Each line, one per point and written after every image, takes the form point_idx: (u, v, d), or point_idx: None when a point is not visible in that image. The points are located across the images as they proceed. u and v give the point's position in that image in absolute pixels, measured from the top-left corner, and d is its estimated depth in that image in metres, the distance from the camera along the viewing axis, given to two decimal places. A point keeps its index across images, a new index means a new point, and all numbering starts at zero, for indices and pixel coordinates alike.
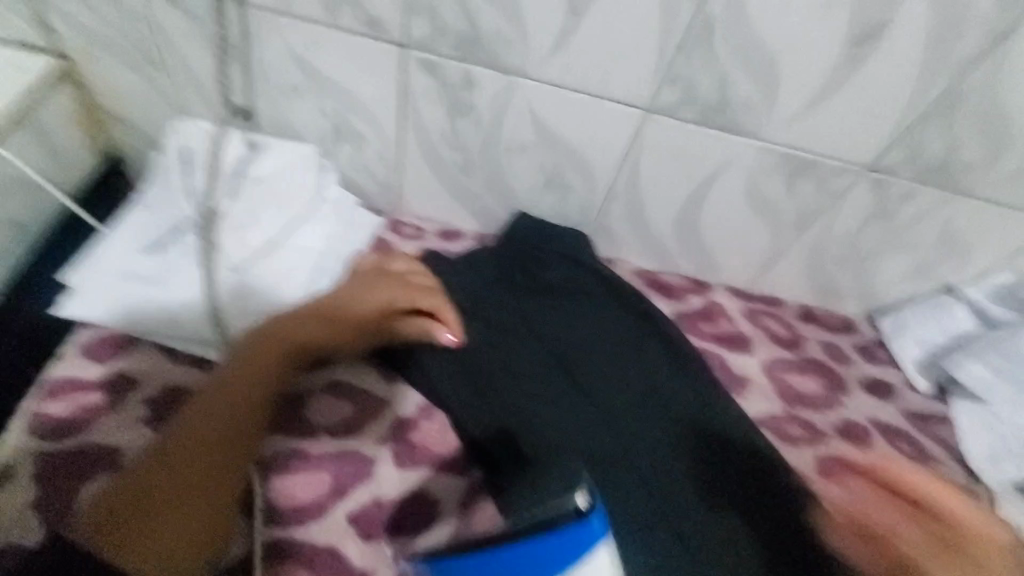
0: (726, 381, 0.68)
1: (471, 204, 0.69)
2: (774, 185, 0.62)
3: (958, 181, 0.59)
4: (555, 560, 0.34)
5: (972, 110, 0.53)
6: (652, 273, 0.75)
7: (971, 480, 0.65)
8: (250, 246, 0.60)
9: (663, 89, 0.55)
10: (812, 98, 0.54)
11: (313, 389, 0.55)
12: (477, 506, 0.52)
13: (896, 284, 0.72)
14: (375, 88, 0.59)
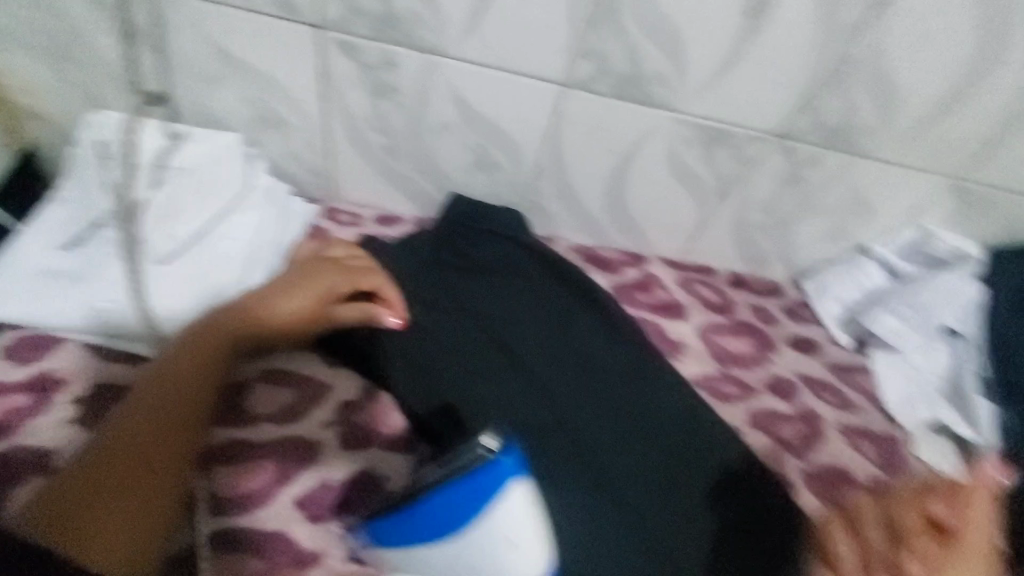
0: (662, 346, 0.71)
1: (407, 187, 0.69)
2: (693, 154, 0.65)
3: (857, 145, 0.64)
4: (471, 500, 0.38)
5: (863, 75, 0.57)
6: (589, 248, 0.77)
7: (891, 423, 0.71)
8: (176, 237, 0.59)
9: (577, 63, 0.57)
10: (718, 68, 0.56)
11: (251, 380, 0.55)
12: None
13: (814, 247, 0.77)
14: (296, 73, 0.59)
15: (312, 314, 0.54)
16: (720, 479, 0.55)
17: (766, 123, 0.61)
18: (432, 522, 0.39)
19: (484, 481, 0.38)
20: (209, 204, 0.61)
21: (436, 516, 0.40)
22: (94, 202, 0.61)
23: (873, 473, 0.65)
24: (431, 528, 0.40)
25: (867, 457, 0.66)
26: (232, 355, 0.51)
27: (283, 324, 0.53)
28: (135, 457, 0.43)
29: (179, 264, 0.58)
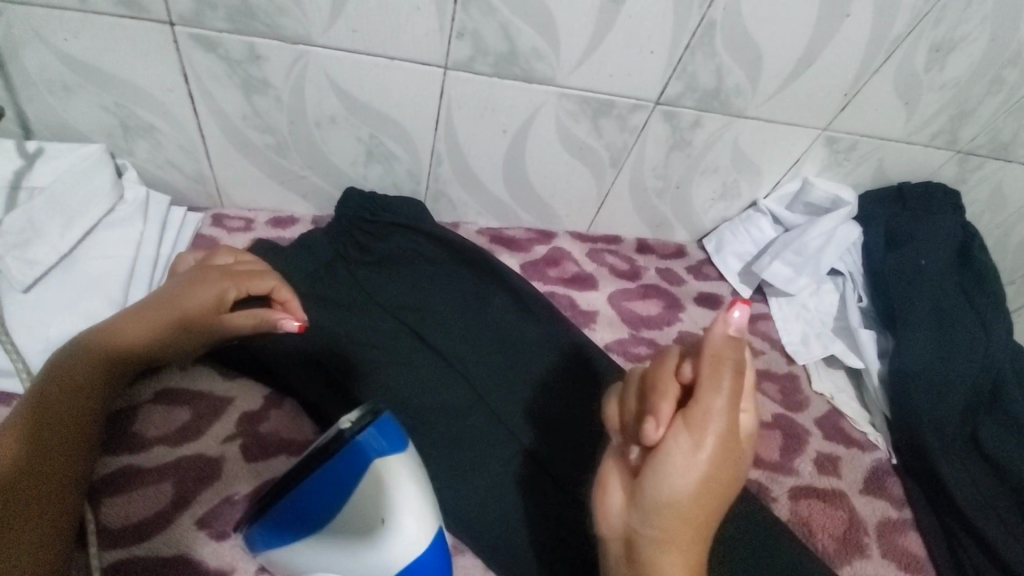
0: (575, 317, 0.73)
1: (300, 186, 0.68)
2: (583, 127, 0.67)
3: (732, 106, 0.67)
4: (338, 477, 0.38)
5: (727, 38, 0.60)
6: (496, 229, 0.78)
7: (789, 362, 0.76)
8: (38, 262, 0.54)
9: (453, 45, 0.56)
10: (592, 40, 0.57)
11: (142, 403, 0.53)
12: None
13: (710, 207, 0.81)
14: (155, 76, 0.55)
15: (202, 324, 0.52)
16: None
17: (645, 91, 0.64)
18: (307, 510, 0.40)
19: (350, 453, 0.38)
20: (72, 223, 0.57)
21: (314, 502, 0.39)
22: None
23: (775, 411, 0.70)
24: (309, 519, 0.40)
25: (768, 396, 0.71)
26: (114, 375, 0.48)
27: (171, 338, 0.50)
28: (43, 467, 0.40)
29: (40, 292, 0.54)
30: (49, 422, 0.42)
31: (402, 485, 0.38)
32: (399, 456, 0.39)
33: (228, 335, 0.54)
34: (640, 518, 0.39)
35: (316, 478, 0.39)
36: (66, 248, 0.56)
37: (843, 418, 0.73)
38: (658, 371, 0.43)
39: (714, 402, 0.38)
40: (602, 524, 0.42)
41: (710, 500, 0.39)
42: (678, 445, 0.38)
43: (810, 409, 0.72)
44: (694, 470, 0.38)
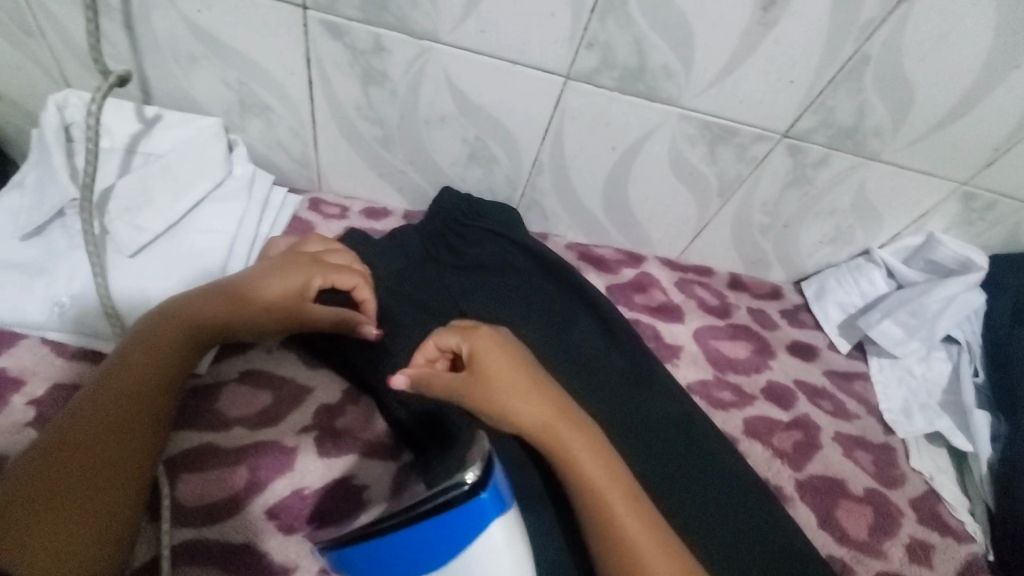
0: (658, 349, 0.69)
1: (397, 180, 0.67)
2: (698, 153, 0.62)
3: (867, 147, 0.61)
4: (457, 534, 0.35)
5: (879, 74, 0.54)
6: (585, 246, 0.75)
7: (886, 431, 0.70)
8: (147, 230, 0.55)
9: (580, 54, 0.53)
10: (728, 63, 0.53)
11: (226, 381, 0.53)
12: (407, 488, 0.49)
13: (816, 250, 0.76)
14: (279, 57, 0.54)
15: (282, 311, 0.52)
16: (705, 480, 0.56)
17: (774, 122, 0.59)
18: (414, 555, 0.37)
19: (467, 511, 0.35)
20: (183, 194, 0.58)
21: (413, 547, 0.37)
22: (48, 181, 0.54)
23: (868, 484, 0.64)
24: (415, 562, 0.37)
25: (860, 466, 0.65)
26: (192, 347, 0.48)
27: (250, 316, 0.50)
28: (91, 454, 0.40)
29: (146, 258, 0.55)
30: (110, 408, 0.43)
31: (516, 552, 0.36)
32: (511, 517, 0.36)
33: (306, 327, 0.53)
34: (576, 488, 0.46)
35: (428, 526, 0.36)
36: (174, 217, 0.57)
37: (941, 503, 0.65)
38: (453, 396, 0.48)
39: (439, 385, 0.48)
40: None
41: (565, 430, 0.45)
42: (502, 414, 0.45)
43: (906, 487, 0.65)
44: (523, 422, 0.45)
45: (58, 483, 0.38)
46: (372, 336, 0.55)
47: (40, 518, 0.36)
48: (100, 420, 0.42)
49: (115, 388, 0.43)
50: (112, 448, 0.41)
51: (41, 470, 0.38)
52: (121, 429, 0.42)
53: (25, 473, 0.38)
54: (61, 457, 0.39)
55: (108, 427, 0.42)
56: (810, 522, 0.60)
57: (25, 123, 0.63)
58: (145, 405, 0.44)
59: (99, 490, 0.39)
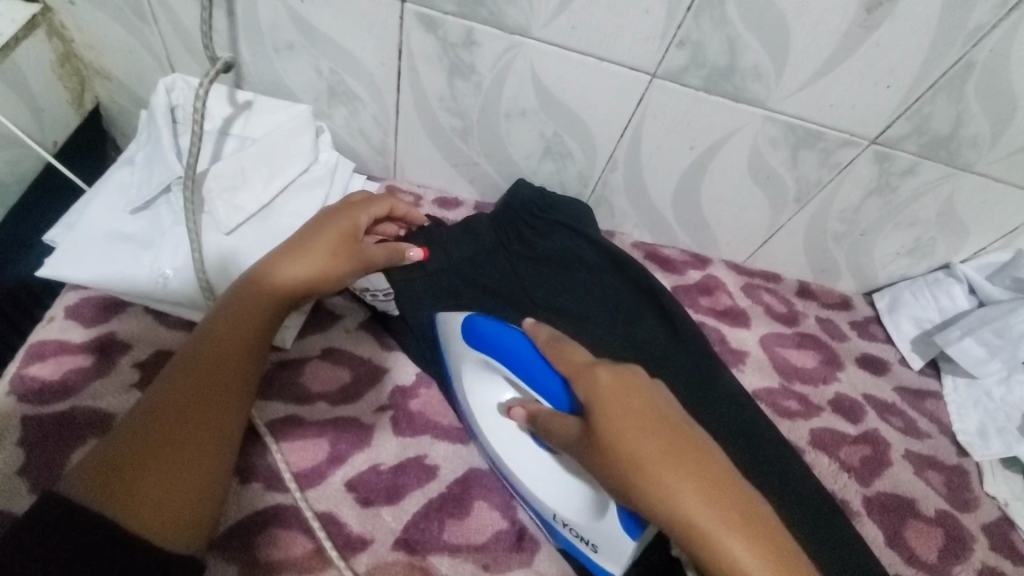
0: (723, 353, 0.69)
1: (471, 171, 0.68)
2: (779, 155, 0.61)
3: (961, 158, 0.59)
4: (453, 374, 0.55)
5: (982, 84, 0.52)
6: (652, 246, 0.75)
7: (959, 453, 0.67)
8: (241, 210, 0.59)
9: (670, 52, 0.53)
10: (821, 66, 0.52)
11: (308, 357, 0.56)
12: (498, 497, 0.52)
13: (891, 262, 0.73)
14: (372, 48, 0.56)
15: (342, 251, 0.52)
16: (777, 488, 0.55)
17: (864, 127, 0.57)
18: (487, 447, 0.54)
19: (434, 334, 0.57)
20: (273, 176, 0.61)
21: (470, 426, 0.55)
22: (156, 161, 0.58)
23: (940, 506, 0.62)
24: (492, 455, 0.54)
25: (931, 487, 0.63)
26: (277, 312, 0.49)
27: (317, 267, 0.50)
28: (176, 437, 0.42)
29: (240, 236, 0.59)
30: (195, 391, 0.44)
31: (456, 338, 0.54)
32: (449, 320, 0.55)
33: (366, 268, 0.55)
34: (629, 403, 0.43)
35: (461, 370, 0.54)
36: (266, 198, 0.60)
37: (1014, 531, 0.62)
38: (665, 455, 0.41)
39: (673, 478, 0.40)
40: (620, 387, 0.44)
41: (622, 417, 0.42)
42: (594, 469, 0.43)
43: (980, 511, 0.63)
44: (653, 457, 0.41)
45: (149, 464, 0.40)
46: (421, 258, 0.58)
47: (142, 473, 0.39)
48: (182, 401, 0.43)
49: (204, 352, 0.45)
50: (204, 411, 0.43)
51: (143, 429, 0.41)
52: (213, 393, 0.44)
53: (117, 454, 0.40)
54: (160, 418, 0.42)
55: (191, 409, 0.43)
56: (877, 539, 0.58)
57: (129, 104, 0.67)
58: (225, 389, 0.45)
59: (183, 476, 0.41)
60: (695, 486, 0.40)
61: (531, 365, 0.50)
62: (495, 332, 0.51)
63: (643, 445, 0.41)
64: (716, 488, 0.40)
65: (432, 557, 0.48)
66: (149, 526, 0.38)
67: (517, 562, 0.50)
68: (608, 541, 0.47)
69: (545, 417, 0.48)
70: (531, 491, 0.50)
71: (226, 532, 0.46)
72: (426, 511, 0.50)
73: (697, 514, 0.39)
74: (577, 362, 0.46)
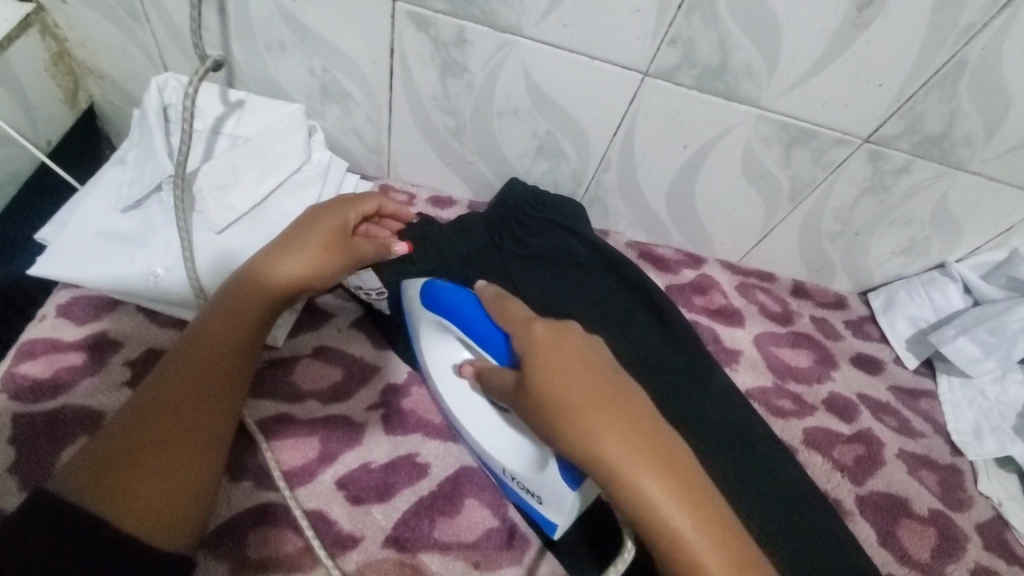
0: (717, 352, 0.69)
1: (464, 170, 0.68)
2: (772, 154, 0.61)
3: (954, 156, 0.58)
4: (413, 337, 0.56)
5: (975, 82, 0.52)
6: (646, 245, 0.75)
7: (953, 453, 0.67)
8: (233, 208, 0.59)
9: (662, 51, 0.53)
10: (813, 64, 0.52)
11: (299, 355, 0.56)
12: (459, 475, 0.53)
13: (886, 261, 0.73)
14: (364, 47, 0.56)
15: (333, 247, 0.52)
16: (768, 487, 0.55)
17: (857, 126, 0.57)
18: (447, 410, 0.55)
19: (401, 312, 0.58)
20: (265, 175, 0.61)
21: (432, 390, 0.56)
22: (148, 160, 0.58)
23: (933, 506, 0.61)
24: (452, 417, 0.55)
25: (925, 486, 0.63)
26: (273, 310, 0.49)
27: (310, 266, 0.51)
28: (168, 436, 0.41)
29: (232, 235, 0.59)
30: (187, 389, 0.43)
31: (413, 301, 0.55)
32: (408, 283, 0.56)
33: (357, 263, 0.55)
34: (561, 352, 0.44)
35: (420, 329, 0.55)
36: (258, 197, 0.60)
37: (1008, 530, 0.62)
38: (589, 398, 0.41)
39: (594, 417, 0.40)
40: (552, 336, 0.45)
41: (551, 362, 0.43)
42: (524, 412, 0.44)
43: (974, 511, 0.63)
44: (575, 400, 0.41)
45: (138, 463, 0.40)
46: (405, 252, 0.58)
47: (132, 473, 0.39)
48: (174, 400, 0.43)
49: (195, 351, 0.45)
50: (195, 410, 0.43)
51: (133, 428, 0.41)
52: (204, 392, 0.44)
53: (107, 454, 0.39)
54: (150, 417, 0.42)
55: (184, 408, 0.43)
56: (870, 538, 0.58)
57: (123, 103, 0.67)
58: (218, 387, 0.45)
59: (173, 475, 0.40)
60: (615, 426, 0.40)
61: (479, 323, 0.51)
62: (450, 293, 0.52)
63: (567, 388, 0.42)
64: (636, 428, 0.41)
65: (422, 555, 0.48)
66: (138, 525, 0.38)
67: (508, 560, 0.50)
68: (548, 493, 0.47)
69: (489, 372, 0.50)
70: (480, 444, 0.52)
71: (216, 530, 0.46)
72: (416, 510, 0.50)
73: (614, 453, 0.40)
74: (516, 317, 0.48)
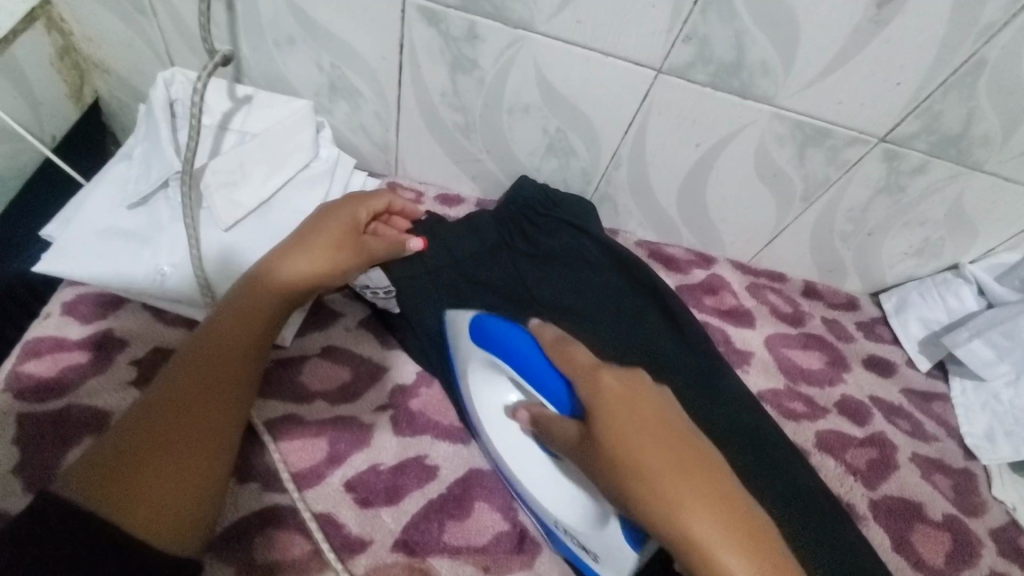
0: (727, 354, 0.68)
1: (473, 168, 0.68)
2: (786, 153, 0.60)
3: (972, 156, 0.58)
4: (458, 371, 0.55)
5: (995, 81, 0.51)
6: (656, 245, 0.74)
7: (966, 457, 0.66)
8: (241, 206, 0.58)
9: (676, 48, 0.52)
10: (831, 62, 0.51)
11: (307, 355, 0.56)
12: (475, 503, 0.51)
13: (899, 262, 0.72)
14: (374, 43, 0.55)
15: (344, 244, 0.52)
16: (783, 491, 0.54)
17: (874, 125, 0.56)
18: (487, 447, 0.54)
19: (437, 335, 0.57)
20: (273, 172, 0.60)
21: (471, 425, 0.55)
22: (155, 156, 0.57)
23: (947, 510, 0.61)
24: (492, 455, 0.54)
25: (939, 490, 0.62)
26: (284, 308, 0.49)
27: (321, 263, 0.50)
28: (177, 438, 0.41)
29: (239, 233, 0.58)
30: (196, 391, 0.43)
31: (462, 336, 0.54)
32: (458, 314, 0.55)
33: (370, 261, 0.55)
34: (633, 410, 0.42)
35: (469, 370, 0.54)
36: (265, 194, 0.60)
37: None
38: (664, 462, 0.40)
39: (670, 486, 0.39)
40: (624, 390, 0.43)
41: (624, 421, 0.41)
42: (595, 473, 0.43)
43: (988, 516, 0.62)
44: (649, 464, 0.39)
45: (144, 463, 0.39)
46: (421, 247, 0.58)
47: (137, 473, 0.38)
48: (183, 401, 0.42)
49: (202, 351, 0.45)
50: (201, 410, 0.43)
51: (139, 428, 0.40)
52: (210, 392, 0.44)
53: (112, 454, 0.39)
54: (156, 417, 0.41)
55: (193, 410, 0.42)
56: (884, 543, 0.57)
57: (129, 98, 0.66)
58: (228, 389, 0.44)
59: (179, 475, 0.40)
60: (693, 496, 0.39)
61: (537, 367, 0.49)
62: (506, 331, 0.51)
63: (641, 451, 0.40)
64: (720, 502, 0.39)
65: (431, 559, 0.47)
66: (142, 526, 0.37)
67: (518, 565, 0.49)
68: (608, 550, 0.47)
69: (548, 419, 0.48)
70: (530, 489, 0.50)
71: (223, 533, 0.45)
72: (425, 513, 0.49)
73: (689, 524, 0.38)
74: (581, 363, 0.45)
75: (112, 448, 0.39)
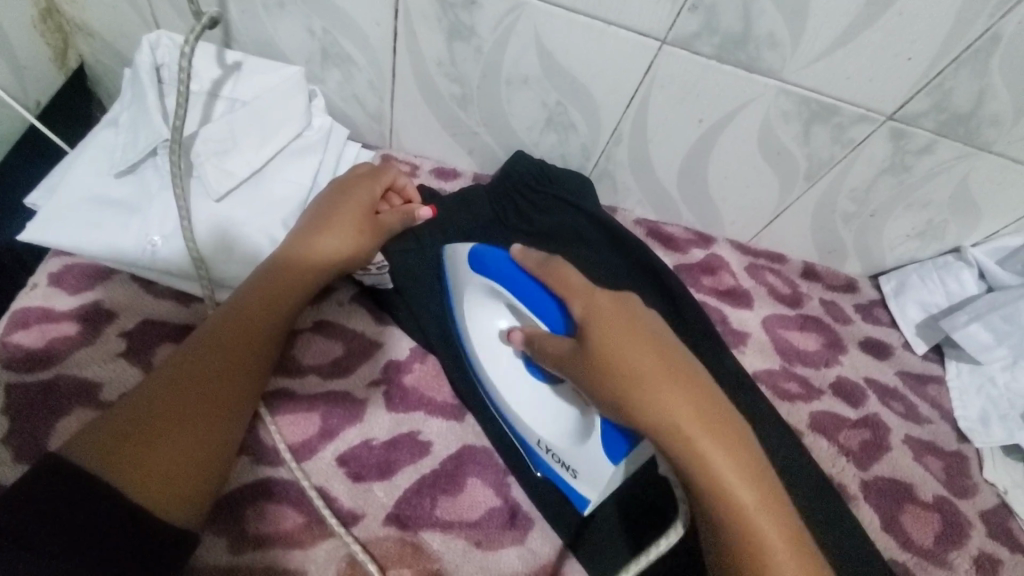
0: (724, 334, 0.68)
1: (470, 142, 0.66)
2: (790, 130, 0.59)
3: (980, 136, 0.56)
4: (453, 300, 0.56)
5: (1009, 57, 0.49)
6: (655, 223, 0.73)
7: (959, 439, 0.67)
8: (233, 175, 0.57)
9: (682, 17, 0.50)
10: (840, 36, 0.49)
11: (301, 330, 0.55)
12: (465, 478, 0.51)
13: (900, 244, 0.71)
14: (368, 8, 0.53)
15: (363, 221, 0.54)
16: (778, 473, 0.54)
17: (882, 101, 0.54)
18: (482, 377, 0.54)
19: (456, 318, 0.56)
20: (265, 141, 0.59)
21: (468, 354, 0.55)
22: (142, 122, 0.55)
23: (938, 492, 0.61)
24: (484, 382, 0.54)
25: (930, 472, 0.62)
26: (305, 288, 0.50)
27: (345, 244, 0.52)
28: (189, 412, 0.41)
29: (231, 204, 0.57)
30: (209, 365, 0.44)
31: (460, 266, 0.54)
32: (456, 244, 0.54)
33: (385, 238, 0.56)
34: (620, 316, 0.42)
35: (464, 295, 0.54)
36: (258, 164, 0.58)
37: (1012, 518, 0.62)
38: (646, 359, 0.40)
39: (659, 386, 0.39)
40: (610, 300, 0.43)
41: (612, 325, 0.41)
42: (596, 396, 0.42)
43: (978, 498, 0.62)
44: (636, 364, 0.40)
45: (152, 435, 0.39)
46: (429, 216, 0.59)
47: (146, 443, 0.39)
48: (194, 375, 0.43)
49: (216, 330, 0.45)
50: (211, 385, 0.43)
51: (150, 402, 0.41)
52: (221, 368, 0.44)
53: (118, 424, 0.39)
54: (166, 390, 0.42)
55: (207, 383, 0.43)
56: (873, 523, 0.58)
57: (115, 65, 0.64)
58: (241, 366, 0.45)
59: (186, 447, 0.40)
60: (681, 394, 0.39)
61: (525, 287, 0.49)
62: (499, 262, 0.51)
63: (625, 352, 0.40)
64: (705, 403, 0.39)
65: (424, 533, 0.48)
66: (149, 493, 0.37)
67: (510, 540, 0.49)
68: (587, 468, 0.48)
69: (540, 339, 0.48)
70: (518, 415, 0.52)
71: (220, 506, 0.45)
72: (418, 488, 0.49)
73: (675, 420, 0.38)
74: (575, 285, 0.45)
75: (119, 420, 0.39)
